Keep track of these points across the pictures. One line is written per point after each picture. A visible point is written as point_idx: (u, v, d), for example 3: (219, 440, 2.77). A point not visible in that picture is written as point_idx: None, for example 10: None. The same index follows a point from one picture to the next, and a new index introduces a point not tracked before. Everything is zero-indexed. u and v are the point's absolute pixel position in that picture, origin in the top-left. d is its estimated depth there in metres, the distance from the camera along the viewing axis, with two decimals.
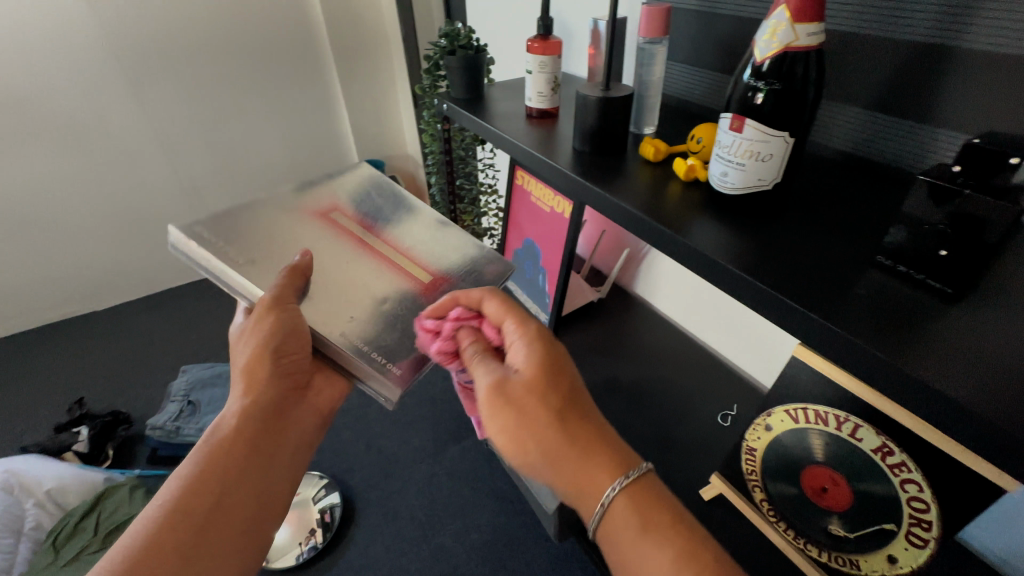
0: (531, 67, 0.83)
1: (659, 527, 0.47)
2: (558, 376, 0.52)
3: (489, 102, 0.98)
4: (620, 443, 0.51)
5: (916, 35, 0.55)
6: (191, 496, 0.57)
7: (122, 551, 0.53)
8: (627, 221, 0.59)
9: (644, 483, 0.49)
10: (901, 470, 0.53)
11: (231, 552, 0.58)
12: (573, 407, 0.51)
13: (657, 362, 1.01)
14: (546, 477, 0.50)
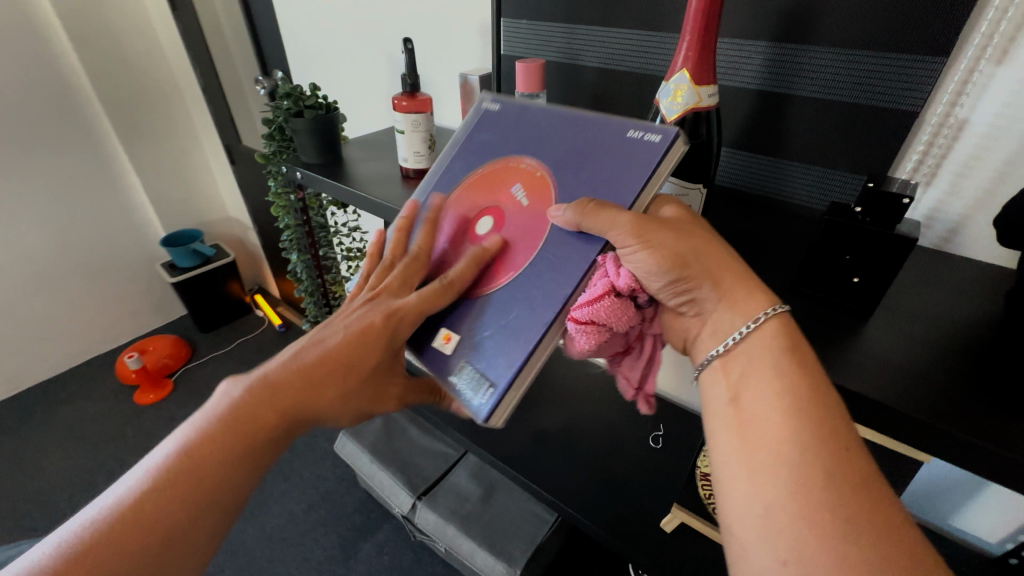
0: (403, 126, 0.76)
1: (815, 393, 0.38)
2: (686, 238, 0.42)
3: (352, 164, 0.88)
4: (779, 398, 0.38)
5: (751, 82, 0.63)
6: (213, 454, 0.43)
7: (109, 528, 0.41)
8: None
9: (762, 396, 0.39)
10: None
11: (206, 505, 0.43)
12: (697, 292, 0.43)
13: (578, 399, 1.00)
14: (745, 459, 0.38)
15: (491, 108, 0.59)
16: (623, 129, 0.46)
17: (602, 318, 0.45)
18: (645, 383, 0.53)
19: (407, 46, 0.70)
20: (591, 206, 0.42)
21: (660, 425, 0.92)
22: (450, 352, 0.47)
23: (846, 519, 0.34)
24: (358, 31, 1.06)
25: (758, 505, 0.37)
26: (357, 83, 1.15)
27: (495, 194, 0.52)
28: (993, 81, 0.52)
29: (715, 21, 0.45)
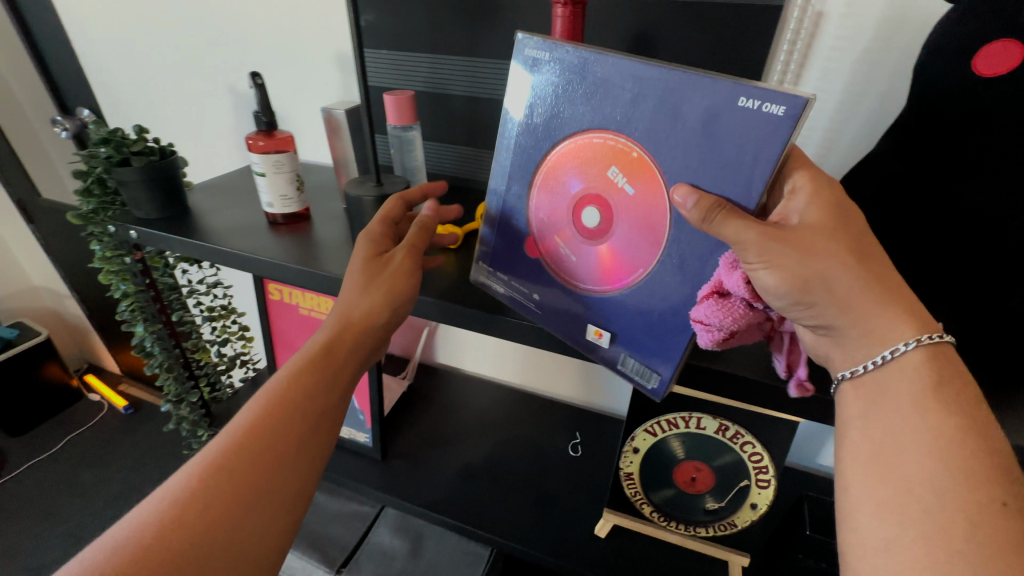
0: (264, 169, 0.68)
1: (968, 430, 0.34)
2: (816, 255, 0.37)
3: (205, 214, 0.76)
4: (935, 422, 0.35)
5: None
6: (274, 429, 0.47)
7: (172, 513, 0.42)
8: (471, 320, 0.58)
9: (906, 427, 0.36)
10: (739, 436, 0.66)
11: (269, 491, 0.46)
12: (822, 309, 0.38)
13: (496, 423, 0.98)
14: (886, 488, 0.36)
15: (540, 57, 0.47)
16: (733, 94, 0.36)
17: (710, 319, 0.42)
18: (795, 368, 0.47)
19: (257, 81, 0.63)
20: (726, 221, 0.37)
21: (577, 432, 0.95)
22: (608, 345, 0.51)
23: (986, 573, 0.30)
24: (188, 63, 0.94)
25: (879, 537, 0.35)
26: (193, 120, 1.01)
27: (591, 184, 0.46)
28: None
29: (580, 35, 0.50)
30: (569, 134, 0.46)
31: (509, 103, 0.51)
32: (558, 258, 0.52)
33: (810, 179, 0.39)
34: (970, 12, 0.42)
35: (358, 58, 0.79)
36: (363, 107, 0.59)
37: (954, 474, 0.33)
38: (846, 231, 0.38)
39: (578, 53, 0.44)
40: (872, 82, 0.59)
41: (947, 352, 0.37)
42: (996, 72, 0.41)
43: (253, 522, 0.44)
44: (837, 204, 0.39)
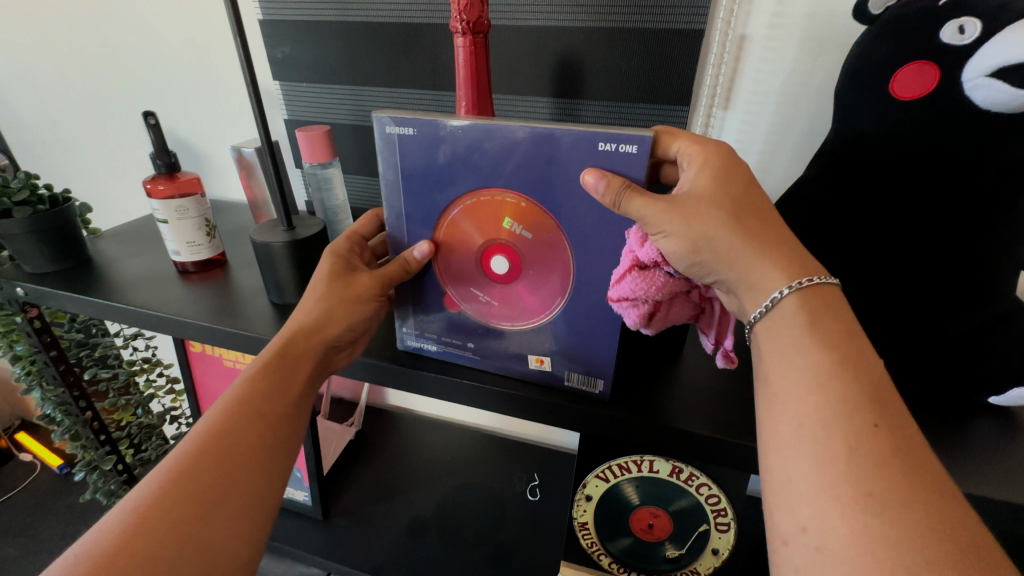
0: (166, 215, 0.62)
1: (847, 361, 0.33)
2: (701, 214, 0.36)
3: (108, 264, 0.69)
4: (827, 362, 0.33)
5: (541, 112, 0.64)
6: (245, 427, 0.42)
7: (139, 514, 0.37)
8: (396, 375, 0.53)
9: (791, 364, 0.34)
10: (693, 478, 0.62)
11: (244, 480, 0.40)
12: (719, 273, 0.37)
13: (450, 467, 0.91)
14: (806, 459, 0.31)
15: (402, 134, 0.43)
16: (591, 142, 0.37)
17: (635, 294, 0.39)
18: (722, 340, 0.43)
19: (149, 121, 0.58)
20: (630, 199, 0.36)
21: (535, 474, 0.89)
22: (551, 369, 0.49)
23: (868, 494, 0.29)
24: (98, 100, 0.88)
25: (780, 476, 0.32)
26: (107, 159, 0.94)
27: (491, 233, 0.45)
28: (725, 124, 0.61)
29: (484, 64, 0.49)
30: (456, 197, 0.44)
31: (384, 183, 0.46)
32: (485, 308, 0.49)
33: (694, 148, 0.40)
34: (883, 34, 0.41)
35: (279, 91, 0.75)
36: (264, 147, 0.54)
37: (850, 424, 0.31)
38: (729, 188, 0.37)
39: (440, 125, 0.41)
40: (799, 105, 0.57)
41: (823, 293, 0.35)
42: (915, 95, 0.39)
43: (222, 525, 0.39)
44: (720, 164, 0.39)
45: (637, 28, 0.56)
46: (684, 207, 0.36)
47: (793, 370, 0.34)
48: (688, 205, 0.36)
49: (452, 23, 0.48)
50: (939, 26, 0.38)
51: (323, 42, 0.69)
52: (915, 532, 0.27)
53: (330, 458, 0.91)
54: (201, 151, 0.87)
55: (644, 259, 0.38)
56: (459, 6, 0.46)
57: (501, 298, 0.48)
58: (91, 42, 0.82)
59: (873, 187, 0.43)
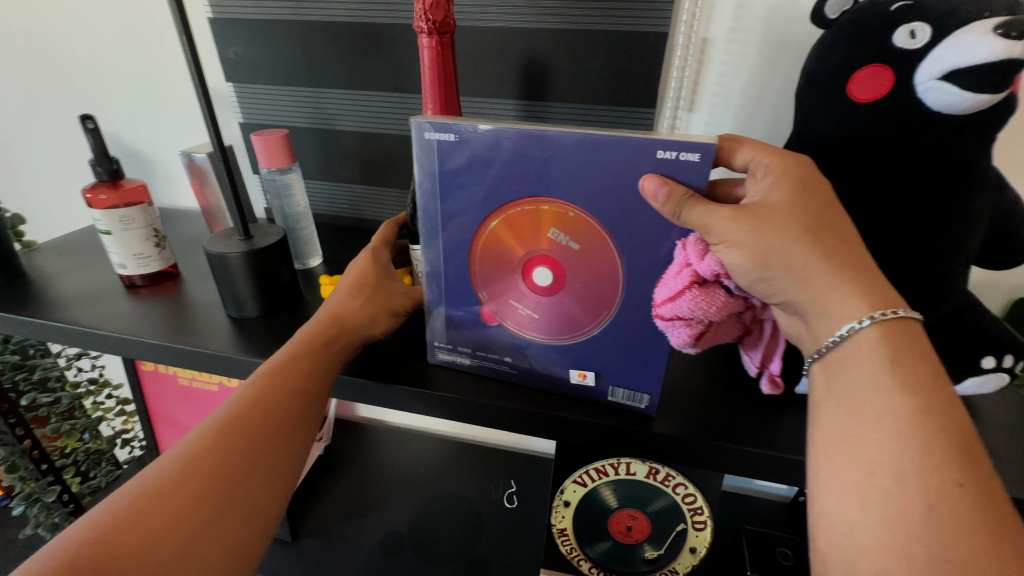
0: (109, 226, 0.58)
1: (933, 404, 0.32)
2: (773, 230, 0.35)
3: (46, 280, 0.64)
4: (903, 396, 0.32)
5: (510, 113, 0.63)
6: (259, 421, 0.41)
7: (140, 503, 0.35)
8: (370, 392, 0.51)
9: (866, 404, 0.33)
10: (670, 478, 0.62)
11: (246, 484, 0.39)
12: (789, 293, 0.37)
13: (425, 478, 0.89)
14: (862, 498, 0.31)
15: (442, 139, 0.41)
16: (648, 149, 0.35)
17: (694, 313, 0.39)
18: (767, 363, 0.47)
19: (87, 125, 0.53)
20: (692, 210, 0.35)
21: (512, 480, 0.87)
22: (594, 384, 0.47)
23: (946, 559, 0.28)
24: (29, 104, 0.81)
25: (842, 523, 0.31)
26: (42, 167, 0.87)
27: (533, 244, 0.43)
28: (690, 126, 0.62)
29: (450, 64, 0.49)
30: (496, 208, 0.42)
31: (420, 190, 0.44)
32: (530, 319, 0.46)
33: (768, 161, 0.38)
34: (839, 39, 0.42)
35: (232, 95, 0.72)
36: (216, 151, 0.51)
37: (931, 472, 0.30)
38: (804, 205, 0.36)
39: (485, 133, 0.39)
40: (760, 108, 0.58)
41: (907, 327, 0.34)
42: (872, 96, 0.40)
43: (217, 531, 0.36)
44: (796, 179, 0.38)
45: (602, 30, 0.56)
46: (765, 230, 0.35)
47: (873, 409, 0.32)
48: (771, 227, 0.35)
49: (416, 23, 0.47)
50: (892, 31, 0.39)
51: (278, 43, 0.66)
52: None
53: (298, 473, 0.87)
54: (148, 157, 0.82)
55: (699, 278, 0.38)
56: (424, 6, 0.45)
57: (544, 309, 0.45)
58: (19, 40, 0.76)
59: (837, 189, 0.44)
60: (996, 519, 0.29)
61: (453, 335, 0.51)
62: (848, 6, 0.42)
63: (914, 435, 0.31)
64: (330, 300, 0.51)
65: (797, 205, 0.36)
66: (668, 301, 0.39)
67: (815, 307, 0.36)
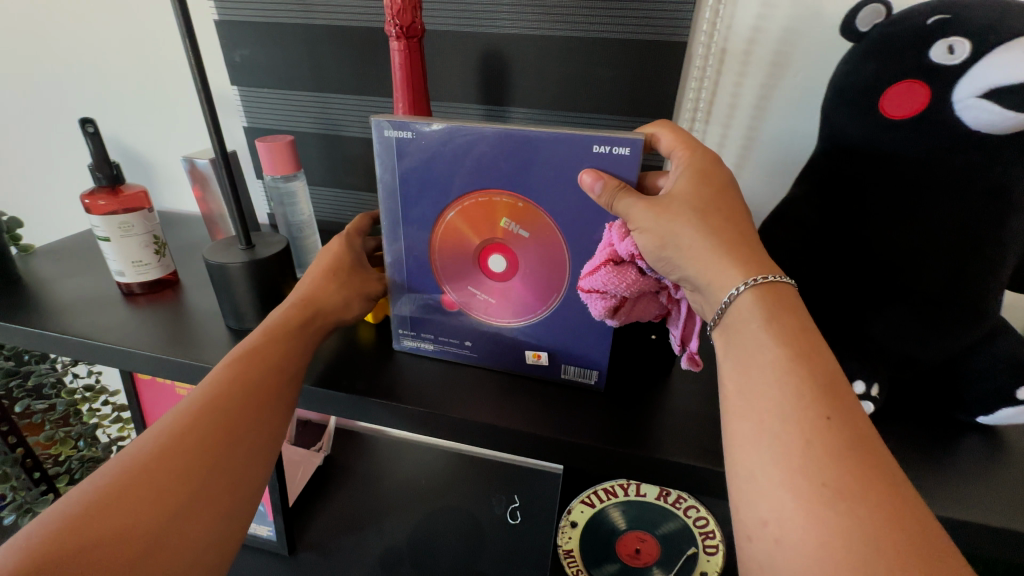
0: (107, 233, 0.56)
1: (802, 352, 0.32)
2: (678, 214, 0.37)
3: (42, 285, 0.62)
4: (777, 352, 0.32)
5: (474, 114, 0.63)
6: (236, 401, 0.39)
7: (125, 478, 0.33)
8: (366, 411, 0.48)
9: (749, 359, 0.33)
10: (681, 501, 0.61)
11: (235, 453, 0.37)
12: (684, 269, 0.37)
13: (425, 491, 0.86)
14: (759, 450, 0.30)
15: (401, 137, 0.43)
16: (586, 145, 0.39)
17: (607, 288, 0.40)
18: (688, 342, 0.43)
19: (87, 129, 0.52)
20: (620, 200, 0.38)
21: (515, 496, 0.82)
22: (548, 363, 0.49)
23: (823, 484, 0.28)
24: (30, 105, 0.80)
25: (744, 474, 0.31)
26: (42, 169, 0.86)
27: (486, 232, 0.45)
28: (706, 138, 0.60)
29: (421, 71, 0.48)
30: (452, 200, 0.45)
31: (381, 186, 0.46)
32: (480, 302, 0.49)
33: (683, 153, 0.41)
34: (868, 53, 0.40)
35: (236, 98, 0.70)
36: (218, 158, 0.49)
37: (806, 415, 0.30)
38: (707, 190, 0.39)
39: (440, 131, 0.42)
40: (779, 120, 0.57)
41: (779, 290, 0.35)
42: (905, 114, 0.39)
43: (209, 501, 0.35)
44: (701, 168, 0.40)
45: (620, 39, 0.55)
46: (675, 214, 0.37)
47: (756, 368, 0.33)
48: (679, 211, 0.37)
49: (387, 26, 0.46)
50: (928, 45, 0.37)
51: (284, 46, 0.64)
52: (869, 522, 0.27)
53: (297, 484, 0.85)
54: (150, 160, 0.80)
55: (618, 256, 0.40)
56: (393, 10, 0.45)
57: (493, 292, 0.47)
58: (19, 41, 0.74)
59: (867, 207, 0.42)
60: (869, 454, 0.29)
61: (406, 320, 0.52)
62: (881, 19, 0.40)
63: (790, 388, 0.31)
64: (302, 283, 0.49)
65: (707, 193, 0.38)
66: (588, 276, 0.41)
67: (705, 281, 0.36)
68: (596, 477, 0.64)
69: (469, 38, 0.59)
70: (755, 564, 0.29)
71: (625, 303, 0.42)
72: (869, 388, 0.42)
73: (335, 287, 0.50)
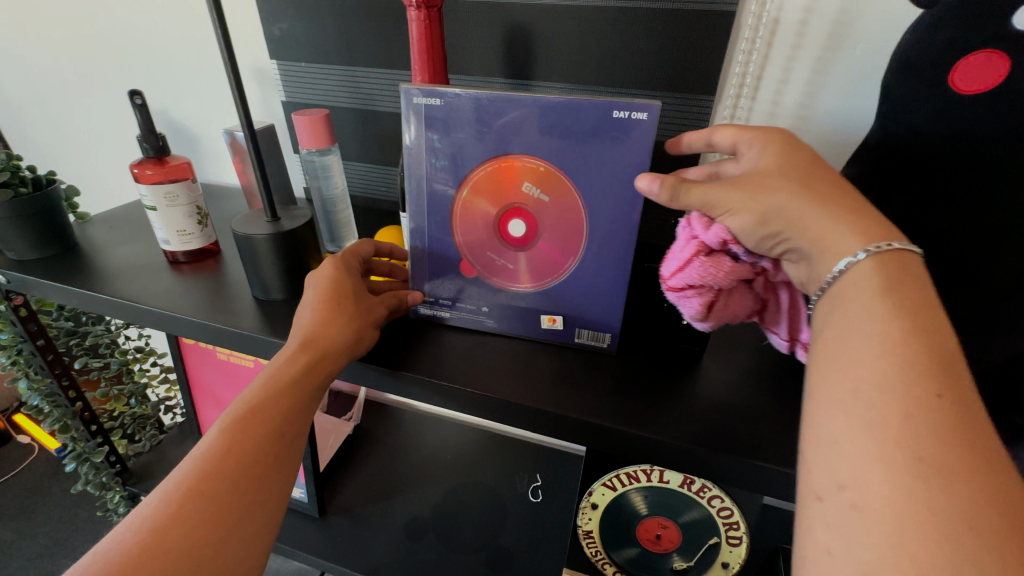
0: (155, 202, 0.58)
1: (923, 327, 0.29)
2: (770, 186, 0.35)
3: (98, 251, 0.66)
4: (888, 324, 0.29)
5: (496, 85, 0.62)
6: (243, 457, 0.37)
7: (140, 543, 0.33)
8: (392, 382, 0.48)
9: (856, 329, 0.30)
10: (705, 490, 0.59)
11: (251, 498, 0.37)
12: (793, 240, 0.35)
13: (450, 465, 0.88)
14: (847, 413, 0.28)
15: (429, 104, 0.43)
16: (605, 108, 0.39)
17: (704, 280, 0.38)
18: (796, 335, 0.42)
19: (135, 101, 0.54)
20: (691, 191, 0.37)
21: (537, 476, 0.85)
22: (563, 328, 0.50)
23: (918, 457, 0.25)
24: (85, 79, 0.84)
25: (827, 433, 0.28)
26: (97, 141, 0.90)
27: (505, 197, 0.45)
28: (751, 115, 0.56)
29: (439, 42, 0.47)
30: (474, 166, 0.45)
31: (408, 153, 0.46)
32: (538, 275, 0.48)
33: (752, 135, 0.38)
34: (945, 20, 0.38)
35: (276, 74, 0.72)
36: (247, 137, 0.50)
37: (913, 388, 0.26)
38: (796, 163, 0.36)
39: (467, 98, 0.42)
40: (833, 96, 0.53)
41: (902, 260, 0.31)
42: (976, 89, 0.36)
43: (229, 553, 0.35)
44: (783, 142, 0.38)
45: (663, 9, 0.52)
46: (767, 184, 0.35)
47: (867, 335, 0.29)
48: (772, 181, 0.35)
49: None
50: (1012, 13, 0.34)
51: (321, 20, 0.65)
52: (967, 503, 0.23)
53: (328, 451, 0.88)
54: (195, 133, 0.83)
55: (709, 248, 0.38)
56: None
57: (552, 262, 0.47)
58: (74, 16, 0.77)
59: (940, 192, 0.39)
60: (976, 442, 0.25)
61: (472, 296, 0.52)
62: None
63: (908, 361, 0.27)
64: (305, 309, 0.45)
65: (805, 158, 0.36)
66: (676, 273, 0.39)
67: (817, 250, 0.33)
68: (619, 461, 0.63)
69: (503, 9, 0.57)
70: (820, 524, 0.27)
71: (720, 301, 0.40)
72: None
73: (342, 316, 0.45)
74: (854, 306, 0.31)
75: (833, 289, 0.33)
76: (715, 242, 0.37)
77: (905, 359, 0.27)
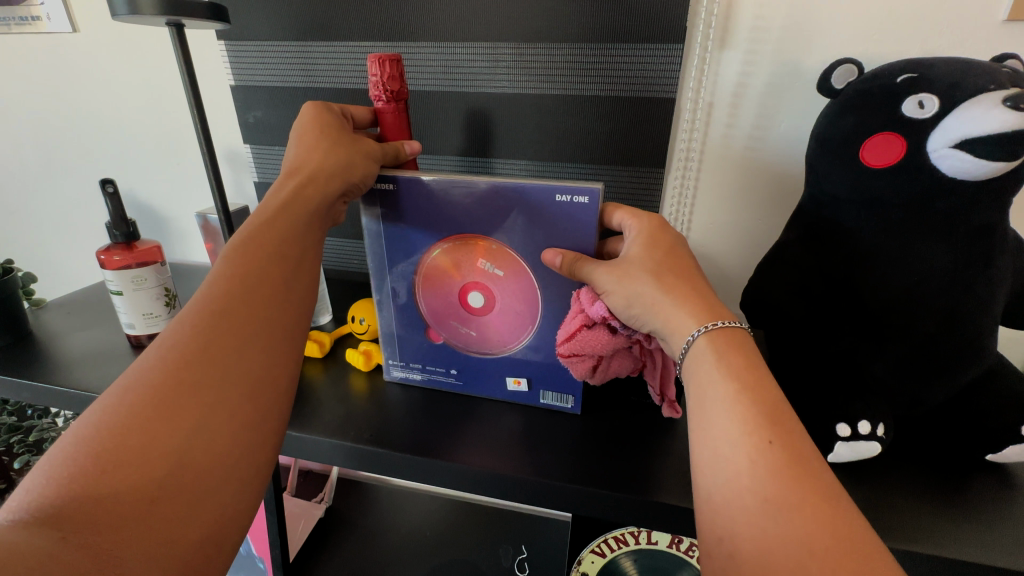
0: (120, 286, 0.57)
1: (750, 387, 0.33)
2: (629, 273, 0.39)
3: (54, 338, 0.63)
4: (723, 390, 0.33)
5: (464, 165, 0.66)
6: (232, 305, 0.34)
7: (111, 425, 0.28)
8: (367, 462, 0.47)
9: (701, 394, 0.34)
10: (694, 548, 0.59)
11: (250, 345, 0.34)
12: (650, 322, 0.39)
13: (430, 542, 0.83)
14: (712, 475, 0.31)
15: (381, 192, 0.46)
16: (549, 193, 0.42)
17: (584, 350, 0.43)
18: (667, 391, 0.45)
19: (107, 190, 0.54)
20: (583, 267, 0.41)
21: (523, 546, 0.81)
22: (528, 389, 0.51)
23: (766, 500, 0.28)
24: (50, 163, 0.83)
25: (704, 493, 0.31)
26: (57, 223, 0.88)
27: (464, 273, 0.48)
28: (698, 185, 0.62)
29: (408, 128, 0.51)
30: (430, 247, 0.48)
31: (367, 233, 0.49)
32: (470, 343, 0.51)
33: (631, 222, 0.43)
34: (848, 107, 0.44)
35: (249, 157, 0.74)
36: (223, 218, 0.55)
37: (750, 443, 0.30)
38: (657, 254, 0.40)
39: (417, 187, 0.45)
40: (768, 167, 0.59)
41: (730, 334, 0.36)
42: (883, 163, 0.42)
43: (229, 399, 0.32)
44: (650, 233, 0.42)
45: (610, 96, 0.58)
46: (629, 269, 0.39)
47: (712, 402, 0.33)
48: (631, 267, 0.39)
49: (373, 91, 0.48)
50: (900, 101, 0.41)
51: (295, 109, 0.68)
52: (806, 529, 0.27)
53: (298, 537, 0.82)
54: (163, 214, 0.83)
55: (589, 322, 0.42)
56: (382, 77, 0.47)
57: (479, 331, 0.50)
58: (45, 107, 0.79)
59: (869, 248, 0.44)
60: (806, 477, 0.29)
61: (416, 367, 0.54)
62: (854, 76, 0.46)
63: (742, 424, 0.31)
64: (283, 173, 0.42)
65: (667, 247, 0.41)
66: (564, 342, 0.43)
67: (667, 333, 0.37)
68: (606, 524, 0.62)
69: (468, 97, 0.62)
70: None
71: (603, 363, 0.44)
72: (874, 428, 0.43)
73: (319, 176, 0.41)
74: (698, 377, 0.35)
75: (683, 365, 0.37)
76: (596, 318, 0.41)
77: (742, 423, 0.31)
